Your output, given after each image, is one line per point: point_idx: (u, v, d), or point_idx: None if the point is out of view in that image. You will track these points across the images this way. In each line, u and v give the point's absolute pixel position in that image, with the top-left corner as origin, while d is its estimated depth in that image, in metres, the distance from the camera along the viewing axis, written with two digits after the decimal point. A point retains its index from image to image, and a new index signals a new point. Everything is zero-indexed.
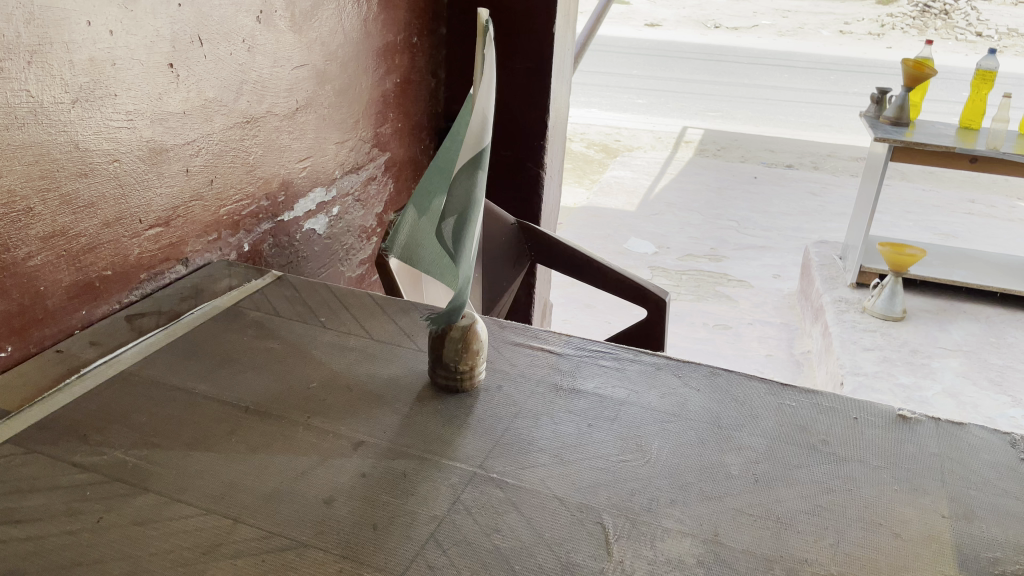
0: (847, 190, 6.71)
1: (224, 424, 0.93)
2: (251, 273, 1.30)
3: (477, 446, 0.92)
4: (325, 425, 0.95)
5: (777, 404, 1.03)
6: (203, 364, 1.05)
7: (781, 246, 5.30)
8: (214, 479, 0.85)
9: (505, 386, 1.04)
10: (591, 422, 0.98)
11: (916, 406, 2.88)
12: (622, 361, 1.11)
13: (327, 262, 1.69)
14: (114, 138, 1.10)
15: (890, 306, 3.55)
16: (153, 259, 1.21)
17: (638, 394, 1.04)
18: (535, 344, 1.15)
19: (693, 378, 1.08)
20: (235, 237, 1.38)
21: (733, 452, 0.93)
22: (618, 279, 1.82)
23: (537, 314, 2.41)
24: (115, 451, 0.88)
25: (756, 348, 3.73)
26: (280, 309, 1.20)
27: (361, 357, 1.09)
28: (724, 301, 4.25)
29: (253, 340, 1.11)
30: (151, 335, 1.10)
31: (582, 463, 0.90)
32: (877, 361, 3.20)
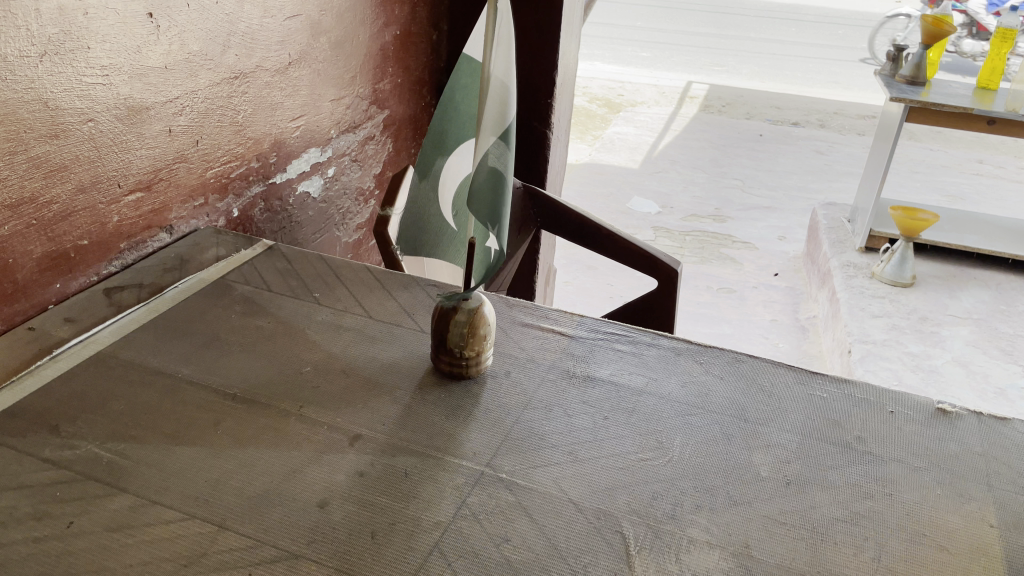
0: (853, 149, 6.59)
1: (208, 414, 0.86)
2: (240, 242, 1.21)
3: (484, 441, 0.85)
4: (319, 416, 0.87)
5: (806, 395, 0.96)
6: (187, 344, 0.97)
7: (787, 207, 5.20)
8: (196, 479, 0.77)
9: (513, 373, 0.96)
10: (608, 414, 0.90)
11: (925, 375, 2.83)
12: (639, 345, 1.04)
13: (322, 227, 1.60)
14: (89, 95, 1.00)
15: (899, 272, 3.47)
16: (134, 227, 1.12)
17: (657, 383, 0.96)
18: (545, 325, 1.07)
19: (715, 365, 1.01)
20: (223, 202, 1.29)
21: (761, 451, 0.86)
22: (628, 247, 1.74)
23: (541, 279, 2.33)
24: (89, 446, 0.80)
25: (760, 313, 3.66)
26: (271, 282, 1.11)
27: (358, 338, 1.01)
28: (728, 264, 4.17)
29: (241, 317, 1.03)
30: (131, 311, 1.02)
31: (599, 462, 0.83)
32: (885, 328, 3.14)
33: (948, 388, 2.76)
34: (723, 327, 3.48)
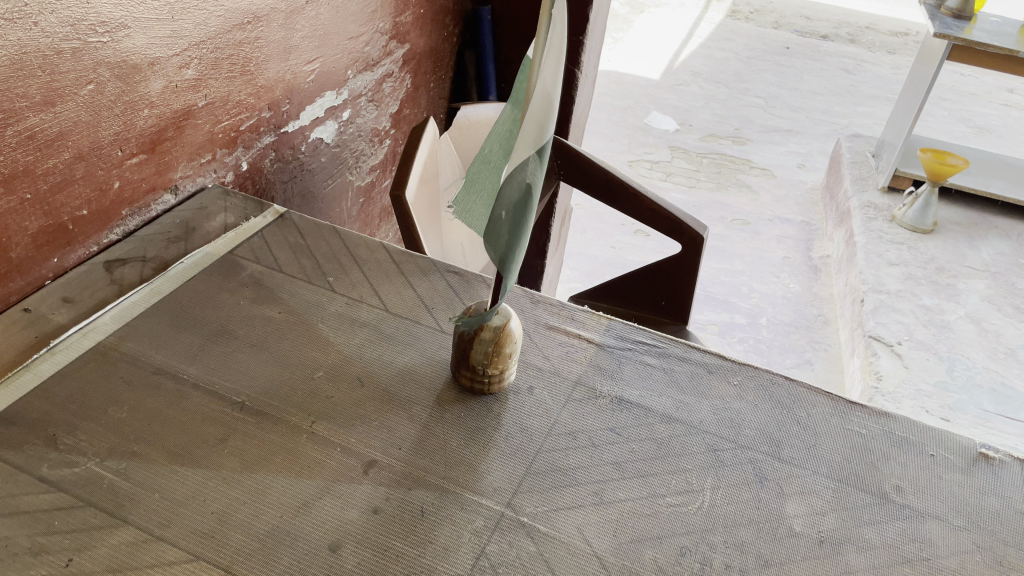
0: (882, 69, 6.33)
1: (214, 428, 0.81)
2: (250, 207, 1.14)
3: (505, 475, 0.80)
4: (332, 435, 0.82)
5: (844, 431, 0.91)
6: (193, 337, 0.91)
7: (809, 131, 5.02)
8: (202, 512, 0.73)
9: (537, 389, 0.91)
10: (635, 447, 0.86)
11: (937, 331, 2.78)
12: (670, 359, 0.98)
13: (335, 172, 1.51)
14: (88, 55, 0.91)
15: (921, 217, 3.38)
16: (136, 191, 1.05)
17: (689, 408, 0.91)
18: (572, 331, 1.01)
19: (750, 388, 0.95)
20: (232, 156, 1.21)
21: (796, 499, 0.82)
22: (653, 209, 1.64)
23: (557, 219, 2.25)
24: (89, 464, 0.76)
25: (773, 249, 3.58)
26: (283, 261, 1.04)
27: (374, 336, 0.95)
28: (745, 193, 4.06)
29: (250, 305, 0.97)
30: (133, 293, 0.95)
31: (625, 507, 0.79)
32: (901, 278, 3.07)
33: (959, 346, 2.72)
34: (735, 264, 3.41)
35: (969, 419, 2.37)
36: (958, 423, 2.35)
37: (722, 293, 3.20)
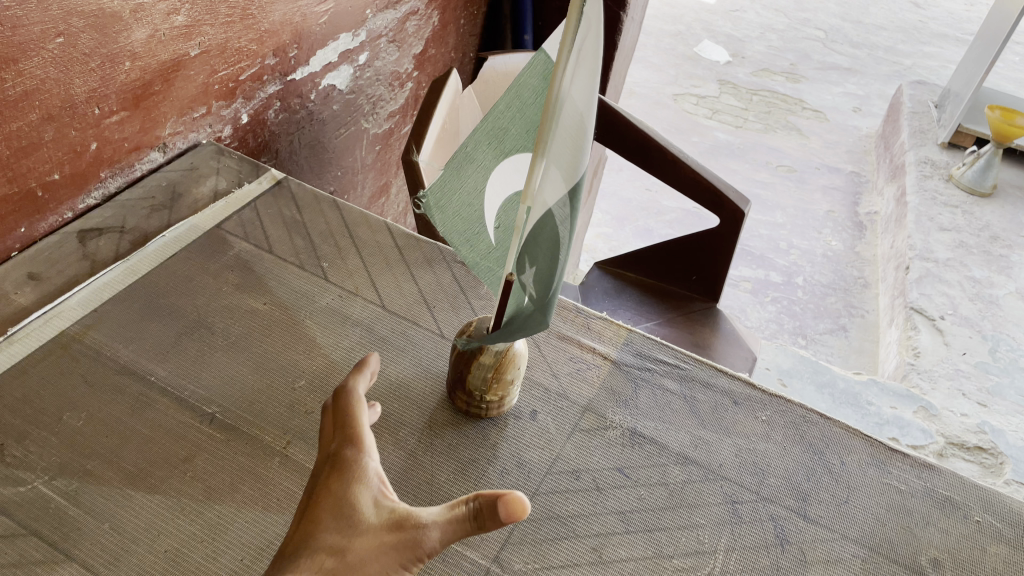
0: (955, 4, 5.91)
1: (177, 444, 0.73)
2: (245, 171, 1.04)
3: (495, 522, 0.72)
4: (307, 460, 0.74)
5: (880, 485, 0.82)
6: (165, 330, 0.82)
7: (869, 70, 4.73)
8: (155, 549, 0.65)
9: (541, 414, 0.83)
10: (644, 493, 0.77)
11: (983, 307, 2.63)
12: (691, 385, 0.89)
13: (348, 120, 1.39)
14: (56, 4, 0.79)
15: (980, 179, 3.17)
16: (117, 151, 0.95)
17: (709, 447, 0.82)
18: (587, 344, 0.92)
19: (779, 425, 0.86)
20: (230, 108, 1.10)
21: (820, 569, 0.73)
22: (693, 178, 1.51)
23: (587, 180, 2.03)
24: (35, 483, 0.68)
25: (817, 201, 3.41)
26: (274, 240, 0.95)
27: (365, 339, 0.86)
28: (793, 136, 3.86)
29: (232, 292, 0.88)
30: (106, 272, 0.87)
31: (624, 568, 0.71)
32: (951, 245, 2.90)
33: (1004, 324, 2.57)
34: (775, 216, 3.26)
35: (1008, 406, 2.24)
36: (996, 409, 2.23)
37: (759, 248, 3.07)
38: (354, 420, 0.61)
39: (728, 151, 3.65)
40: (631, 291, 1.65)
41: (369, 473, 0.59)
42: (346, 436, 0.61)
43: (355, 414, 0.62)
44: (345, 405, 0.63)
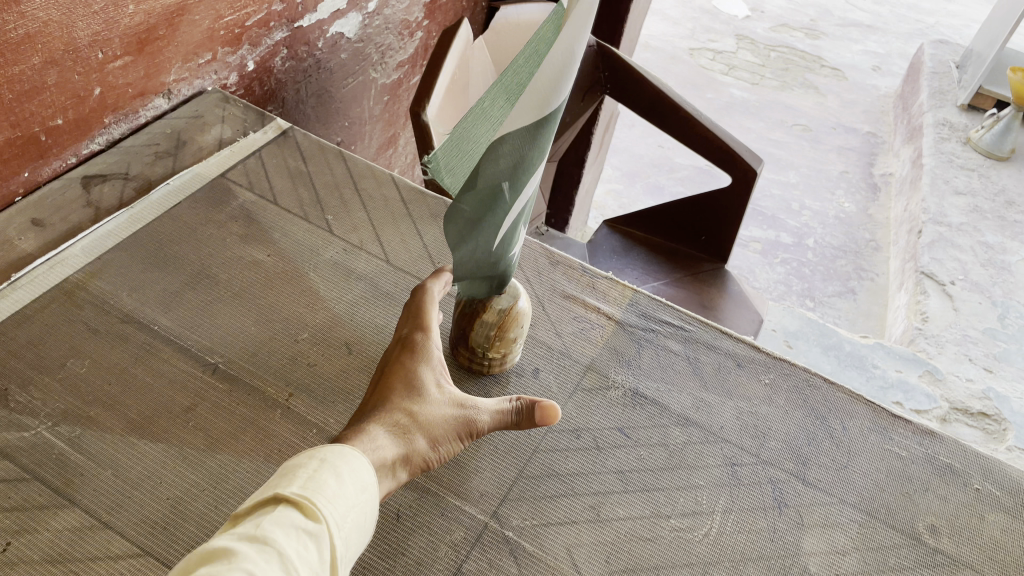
0: None
1: (179, 393, 0.73)
2: (250, 120, 1.03)
3: (494, 479, 0.73)
4: (309, 413, 0.74)
5: (881, 451, 0.81)
6: (169, 279, 0.82)
7: (891, 28, 4.62)
8: (157, 498, 0.66)
9: (543, 372, 0.83)
10: (644, 454, 0.77)
11: (995, 272, 2.60)
12: (695, 347, 0.88)
13: (357, 69, 1.37)
14: None
15: (998, 143, 3.11)
16: (121, 97, 0.94)
17: (711, 409, 0.82)
18: (591, 304, 0.91)
19: (782, 389, 0.86)
20: (236, 55, 1.08)
21: (816, 532, 0.74)
22: (705, 136, 1.48)
23: (599, 135, 2.00)
24: (39, 428, 0.68)
25: (832, 161, 3.37)
26: (279, 191, 0.94)
27: (369, 294, 0.86)
28: (810, 95, 3.79)
29: (236, 243, 0.87)
30: (110, 219, 0.86)
31: (621, 526, 0.71)
32: (965, 209, 2.86)
33: (1015, 291, 2.55)
34: (789, 176, 3.23)
35: (1014, 373, 2.24)
36: (1002, 375, 2.22)
37: (770, 208, 3.05)
38: (424, 309, 0.72)
39: (743, 108, 3.60)
40: (639, 251, 1.64)
41: (434, 357, 0.69)
42: (416, 324, 0.71)
43: (425, 305, 0.73)
44: (416, 298, 0.74)
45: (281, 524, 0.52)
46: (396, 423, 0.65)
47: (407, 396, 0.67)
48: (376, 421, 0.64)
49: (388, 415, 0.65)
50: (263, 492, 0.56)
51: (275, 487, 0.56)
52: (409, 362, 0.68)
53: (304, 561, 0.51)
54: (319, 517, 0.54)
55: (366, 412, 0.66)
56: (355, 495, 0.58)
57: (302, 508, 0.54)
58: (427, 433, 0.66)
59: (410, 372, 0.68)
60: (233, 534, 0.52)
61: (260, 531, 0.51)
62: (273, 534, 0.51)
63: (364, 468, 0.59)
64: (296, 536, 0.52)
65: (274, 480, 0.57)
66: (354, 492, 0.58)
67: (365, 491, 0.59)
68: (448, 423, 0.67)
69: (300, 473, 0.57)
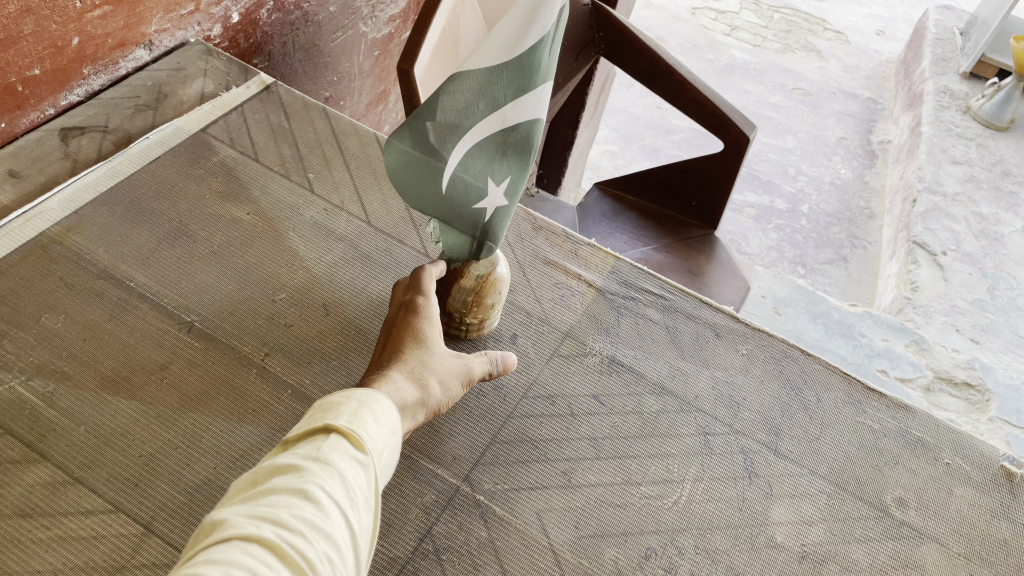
0: None
1: (154, 351, 0.73)
2: (233, 74, 1.01)
3: (467, 443, 0.73)
4: (284, 373, 0.74)
5: (854, 424, 0.82)
6: (147, 234, 0.82)
7: None
8: (130, 454, 0.66)
9: (521, 338, 0.83)
10: (618, 421, 0.78)
11: (987, 244, 2.60)
12: (675, 316, 0.88)
13: (346, 23, 1.34)
14: None
15: (999, 112, 3.08)
16: (101, 48, 0.92)
17: (687, 378, 0.82)
18: (572, 270, 0.91)
19: (759, 360, 0.86)
20: (220, 6, 1.06)
21: (784, 503, 0.74)
22: (699, 100, 1.47)
23: (594, 97, 1.97)
24: (13, 382, 0.68)
25: (831, 127, 3.34)
26: (260, 148, 0.93)
27: (349, 255, 0.85)
28: (812, 58, 3.75)
29: (215, 200, 0.87)
30: (88, 173, 0.85)
31: (592, 493, 0.72)
32: (961, 179, 2.85)
33: (1006, 263, 2.55)
34: (786, 141, 3.20)
35: (1000, 345, 2.25)
36: (988, 346, 2.23)
37: (766, 173, 3.03)
38: (419, 275, 0.73)
39: (743, 71, 3.55)
40: (629, 215, 1.63)
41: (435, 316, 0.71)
42: (414, 287, 0.73)
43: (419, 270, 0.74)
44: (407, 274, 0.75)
45: (339, 451, 0.55)
46: (412, 370, 0.67)
47: (417, 347, 0.69)
48: (393, 367, 0.66)
49: (402, 363, 0.67)
50: (311, 421, 0.58)
51: (320, 417, 0.58)
52: (417, 313, 0.70)
53: (359, 484, 0.55)
54: (366, 448, 0.57)
55: (377, 365, 0.68)
56: (390, 434, 0.60)
57: (351, 438, 0.57)
58: (439, 377, 0.69)
59: (416, 327, 0.70)
60: (295, 454, 0.55)
61: (321, 454, 0.54)
62: (333, 458, 0.54)
63: (393, 412, 0.61)
64: (351, 462, 0.55)
65: (320, 410, 0.59)
66: (389, 430, 0.60)
67: (395, 433, 0.61)
68: (453, 370, 0.70)
69: (344, 407, 0.58)
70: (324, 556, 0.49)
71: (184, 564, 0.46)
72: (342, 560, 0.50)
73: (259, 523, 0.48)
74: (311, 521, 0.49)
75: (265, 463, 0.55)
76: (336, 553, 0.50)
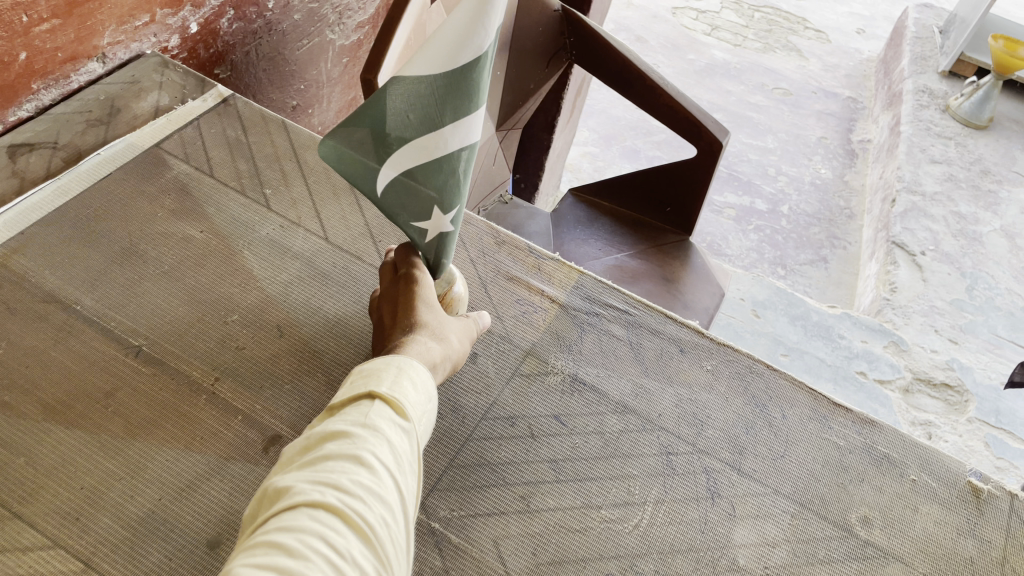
0: None
1: (100, 378, 0.71)
2: (189, 86, 0.99)
3: (424, 467, 0.72)
4: (234, 399, 0.72)
5: (819, 441, 0.81)
6: (95, 256, 0.80)
7: None
8: (71, 487, 0.64)
9: (482, 357, 0.81)
10: (579, 442, 0.76)
11: (966, 244, 2.60)
12: (639, 332, 0.87)
13: (313, 31, 1.32)
14: None
15: (978, 111, 3.08)
16: (50, 62, 0.90)
17: (650, 396, 0.81)
18: (535, 286, 0.90)
19: (724, 376, 0.85)
20: (177, 17, 1.03)
21: (746, 524, 0.73)
22: (671, 106, 1.45)
23: (570, 102, 1.96)
24: None
25: (811, 127, 3.34)
26: (216, 164, 0.91)
27: (305, 273, 0.83)
28: (792, 57, 3.74)
29: (168, 218, 0.85)
30: (35, 192, 0.83)
31: (551, 517, 0.71)
32: (940, 178, 2.85)
33: (985, 262, 2.55)
34: (767, 141, 3.20)
35: (979, 345, 2.24)
36: (967, 346, 2.23)
37: (746, 174, 3.03)
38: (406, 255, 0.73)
39: (724, 71, 3.54)
40: (603, 221, 1.61)
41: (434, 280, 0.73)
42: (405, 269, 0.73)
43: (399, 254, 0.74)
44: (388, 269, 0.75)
45: (384, 417, 0.57)
46: (430, 330, 0.69)
47: (429, 311, 0.70)
48: (413, 330, 0.67)
49: (422, 325, 0.68)
50: (354, 388, 0.60)
51: (363, 384, 0.60)
52: (422, 281, 0.71)
53: (405, 450, 0.57)
54: (409, 415, 0.59)
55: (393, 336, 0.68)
56: (427, 400, 0.62)
57: (394, 405, 0.59)
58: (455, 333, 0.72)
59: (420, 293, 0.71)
60: (345, 419, 0.57)
61: (369, 421, 0.56)
62: (381, 425, 0.56)
63: (426, 376, 0.63)
64: (396, 428, 0.57)
65: (361, 377, 0.60)
66: (426, 397, 0.62)
67: (431, 397, 0.63)
68: (459, 326, 0.73)
69: (386, 373, 0.60)
70: (382, 519, 0.51)
71: (256, 531, 0.48)
72: (396, 523, 0.53)
73: (323, 489, 0.50)
74: (367, 485, 0.52)
75: (316, 429, 0.57)
76: (392, 516, 0.52)
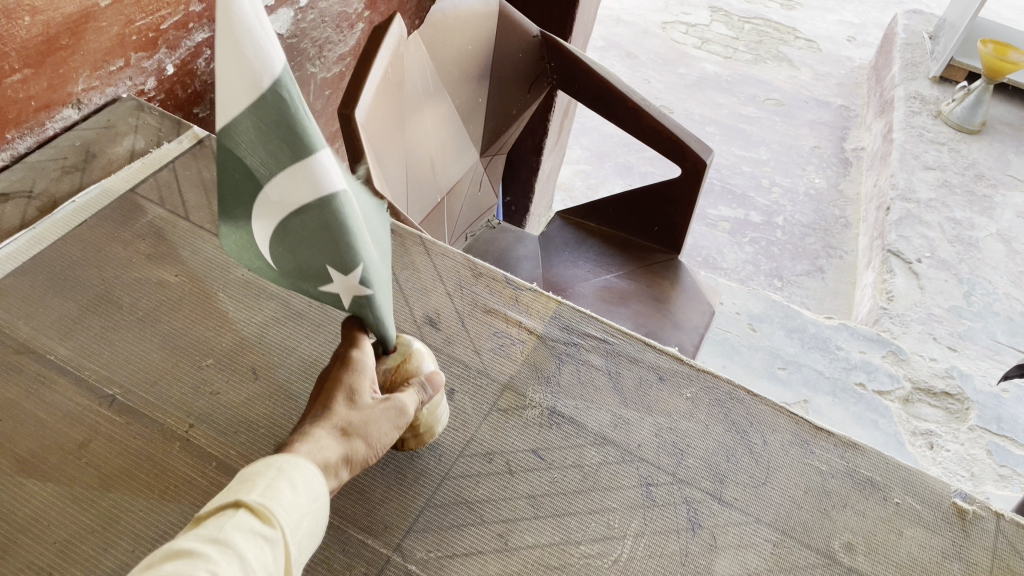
0: None
1: (73, 430, 0.71)
2: (165, 129, 1.00)
3: (401, 509, 0.71)
4: (208, 445, 0.72)
5: (801, 465, 0.80)
6: (70, 305, 0.80)
7: None
8: (43, 541, 0.64)
9: (459, 394, 0.81)
10: (558, 477, 0.76)
11: (962, 249, 2.59)
12: (618, 361, 0.87)
13: (293, 66, 1.33)
14: None
15: (969, 115, 3.09)
16: (24, 111, 0.90)
17: (630, 427, 0.81)
18: (513, 317, 0.89)
19: (704, 403, 0.84)
20: (152, 59, 1.04)
21: (728, 555, 0.73)
22: (654, 127, 1.45)
23: (557, 123, 1.96)
24: None
25: (804, 136, 3.35)
26: (191, 206, 0.92)
27: (281, 314, 0.84)
28: (783, 68, 3.75)
29: (143, 263, 0.85)
30: (10, 242, 0.84)
31: (529, 555, 0.70)
32: (935, 184, 2.84)
33: (981, 268, 2.54)
34: (760, 153, 3.20)
35: (978, 351, 2.23)
36: (967, 354, 2.21)
37: (740, 186, 3.03)
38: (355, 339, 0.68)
39: (715, 84, 3.55)
40: (591, 243, 1.61)
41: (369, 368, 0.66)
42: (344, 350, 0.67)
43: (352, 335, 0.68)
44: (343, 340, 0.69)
45: (242, 527, 0.52)
46: (336, 424, 0.62)
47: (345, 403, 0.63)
48: (316, 423, 0.61)
49: (328, 419, 0.62)
50: (221, 497, 0.55)
51: (233, 491, 0.55)
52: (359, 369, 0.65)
53: (261, 562, 0.51)
54: (274, 522, 0.53)
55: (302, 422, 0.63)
56: (310, 502, 0.57)
57: (261, 513, 0.53)
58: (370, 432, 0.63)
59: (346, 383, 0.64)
60: (196, 534, 0.51)
61: (221, 534, 0.51)
62: (235, 537, 0.51)
63: (313, 477, 0.57)
64: (254, 540, 0.52)
65: (235, 483, 0.55)
66: (307, 498, 0.56)
67: (316, 499, 0.57)
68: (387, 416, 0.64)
69: (258, 479, 0.55)
70: None
71: None
72: None
73: None
74: None
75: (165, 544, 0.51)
76: None
